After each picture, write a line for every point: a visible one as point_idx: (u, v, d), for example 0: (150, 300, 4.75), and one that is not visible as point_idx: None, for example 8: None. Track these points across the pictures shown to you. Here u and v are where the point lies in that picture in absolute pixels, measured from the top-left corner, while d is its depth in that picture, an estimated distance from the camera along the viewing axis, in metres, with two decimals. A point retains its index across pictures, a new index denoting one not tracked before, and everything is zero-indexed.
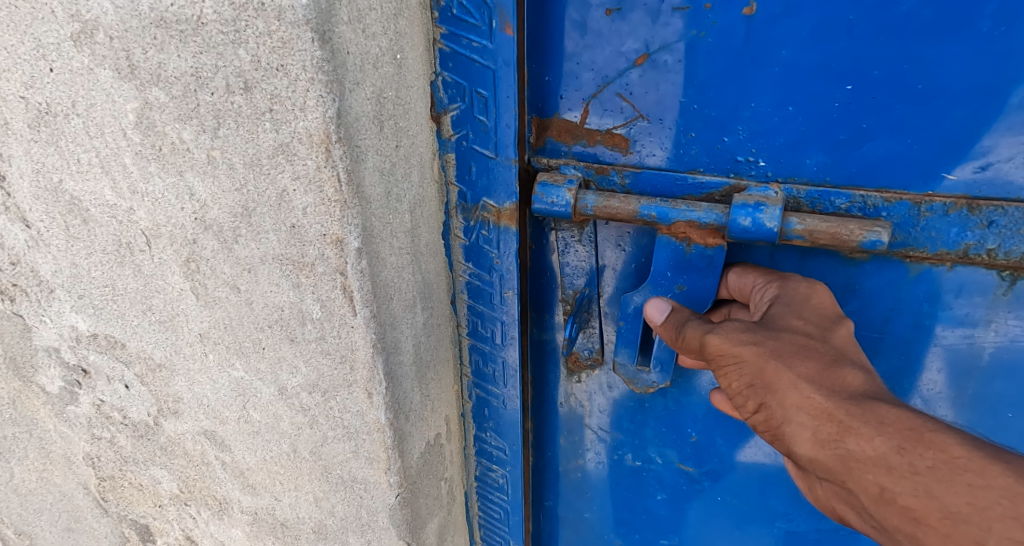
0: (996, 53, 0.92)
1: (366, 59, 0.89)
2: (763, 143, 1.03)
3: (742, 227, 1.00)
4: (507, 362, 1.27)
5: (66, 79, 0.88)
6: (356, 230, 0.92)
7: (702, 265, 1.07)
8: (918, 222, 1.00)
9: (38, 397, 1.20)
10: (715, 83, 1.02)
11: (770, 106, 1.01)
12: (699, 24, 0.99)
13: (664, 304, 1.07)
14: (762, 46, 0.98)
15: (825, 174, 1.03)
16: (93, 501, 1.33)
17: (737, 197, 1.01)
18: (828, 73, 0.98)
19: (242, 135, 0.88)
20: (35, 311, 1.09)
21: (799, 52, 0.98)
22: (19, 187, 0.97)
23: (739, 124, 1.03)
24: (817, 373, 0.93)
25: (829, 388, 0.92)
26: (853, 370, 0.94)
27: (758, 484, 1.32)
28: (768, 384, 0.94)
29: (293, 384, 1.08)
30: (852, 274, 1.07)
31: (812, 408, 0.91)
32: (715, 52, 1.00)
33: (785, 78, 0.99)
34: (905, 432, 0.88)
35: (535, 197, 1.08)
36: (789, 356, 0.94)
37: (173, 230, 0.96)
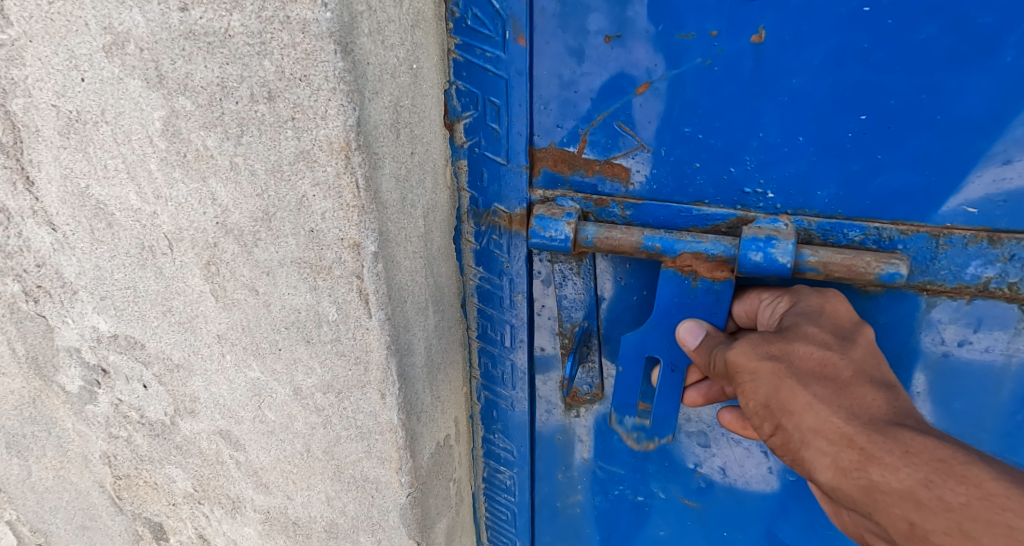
0: (1013, 82, 0.93)
1: (385, 70, 0.92)
2: (773, 174, 1.04)
3: (754, 261, 1.01)
4: (516, 365, 1.30)
5: (96, 88, 0.91)
6: (373, 234, 0.95)
7: (710, 300, 1.07)
8: (937, 254, 1.01)
9: (58, 396, 1.23)
10: (723, 113, 1.03)
11: (780, 137, 1.02)
12: (706, 52, 1.00)
13: (693, 326, 1.06)
14: (772, 74, 0.99)
15: (837, 206, 1.04)
16: (107, 500, 1.36)
17: (747, 232, 1.03)
18: (840, 103, 0.99)
19: (265, 143, 0.90)
20: (57, 312, 1.12)
21: (809, 81, 0.99)
22: (47, 191, 1.00)
23: (748, 155, 1.04)
24: (834, 394, 0.92)
25: (849, 411, 0.91)
26: (872, 390, 0.93)
27: (763, 517, 1.34)
28: (783, 404, 0.93)
29: (308, 385, 1.11)
30: (865, 306, 1.08)
31: (831, 433, 0.90)
32: (723, 81, 1.01)
33: (795, 108, 1.00)
34: (933, 463, 0.86)
35: (534, 232, 1.09)
36: (806, 376, 0.93)
37: (195, 233, 0.99)
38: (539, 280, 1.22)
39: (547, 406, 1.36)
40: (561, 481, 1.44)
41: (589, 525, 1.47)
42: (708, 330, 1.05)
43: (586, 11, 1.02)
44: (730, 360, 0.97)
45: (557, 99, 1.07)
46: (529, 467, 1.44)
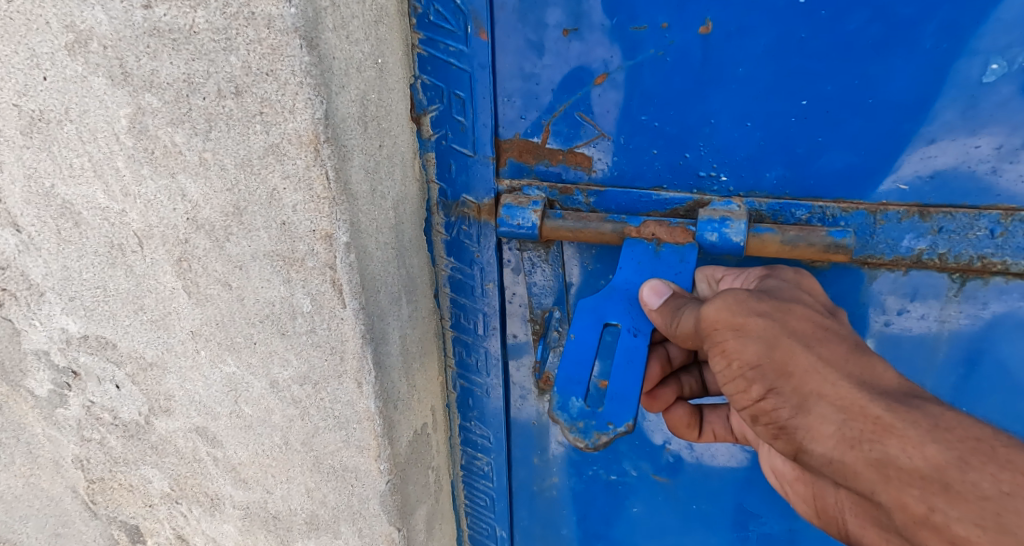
0: (941, 66, 0.96)
1: (351, 64, 0.92)
2: (724, 158, 1.07)
3: (709, 241, 1.04)
4: (490, 352, 1.32)
5: (59, 87, 0.90)
6: (345, 225, 0.95)
7: (675, 262, 1.05)
8: (875, 229, 1.05)
9: (27, 401, 1.21)
10: (673, 101, 1.05)
11: (729, 123, 1.04)
12: (656, 43, 1.02)
13: (658, 285, 1.01)
14: (719, 63, 1.01)
15: (784, 187, 1.06)
16: (81, 504, 1.35)
17: (703, 213, 1.06)
18: (783, 89, 1.01)
19: (234, 138, 0.90)
20: (24, 315, 1.11)
21: (754, 69, 1.01)
22: (10, 192, 0.99)
23: (700, 141, 1.06)
24: (839, 358, 0.89)
25: (857, 376, 0.88)
26: (879, 363, 0.90)
27: (731, 488, 1.38)
28: (782, 365, 0.90)
29: (284, 377, 1.11)
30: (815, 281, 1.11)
31: (838, 400, 0.87)
32: (673, 71, 1.03)
33: (741, 95, 1.03)
34: (969, 442, 0.82)
35: (501, 221, 1.11)
36: (805, 338, 0.90)
37: (165, 230, 0.99)
38: (508, 269, 1.24)
39: (521, 391, 1.37)
40: (538, 464, 1.46)
41: (566, 505, 1.49)
42: (675, 289, 1.01)
43: (543, 6, 1.03)
44: (713, 315, 0.93)
45: (520, 91, 1.09)
46: (506, 453, 1.46)
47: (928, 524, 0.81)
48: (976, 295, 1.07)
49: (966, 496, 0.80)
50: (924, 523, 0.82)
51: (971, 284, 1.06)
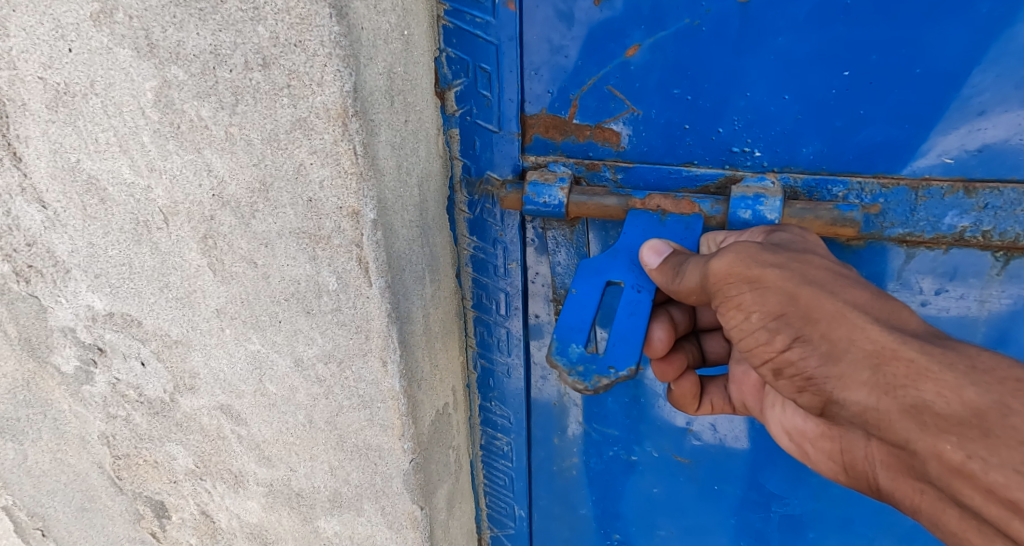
0: (993, 34, 0.93)
1: (378, 34, 0.90)
2: (759, 133, 1.04)
3: (742, 219, 1.02)
4: (511, 332, 1.31)
5: (85, 59, 0.90)
6: (372, 202, 0.94)
7: (680, 231, 1.04)
8: (916, 206, 1.02)
9: (54, 377, 1.22)
10: (709, 73, 1.02)
11: (767, 96, 1.02)
12: (693, 12, 0.99)
13: (660, 246, 1.01)
14: (759, 33, 0.99)
15: (821, 162, 1.04)
16: (107, 480, 1.36)
17: (736, 189, 1.03)
18: (824, 60, 0.98)
19: (260, 111, 0.89)
20: (50, 291, 1.11)
21: (795, 40, 0.98)
22: (37, 167, 0.99)
23: (735, 115, 1.04)
24: (862, 302, 0.88)
25: (885, 321, 0.87)
26: (899, 308, 0.89)
27: (754, 470, 1.37)
28: (806, 314, 0.89)
29: (309, 355, 1.11)
30: (848, 260, 1.08)
31: (868, 345, 0.85)
32: (709, 42, 1.00)
33: (780, 66, 1.00)
34: (1009, 384, 0.79)
35: (528, 199, 1.08)
36: (826, 285, 0.89)
37: (191, 206, 0.98)
38: (532, 248, 1.22)
39: (543, 372, 1.36)
40: (557, 444, 1.45)
41: (586, 486, 1.49)
42: (677, 246, 1.01)
43: None
44: (726, 268, 0.92)
45: (547, 64, 1.07)
46: (526, 433, 1.45)
47: (964, 472, 0.79)
48: (1021, 273, 1.04)
49: (1007, 442, 0.77)
50: (959, 472, 0.79)
51: (1016, 263, 1.03)
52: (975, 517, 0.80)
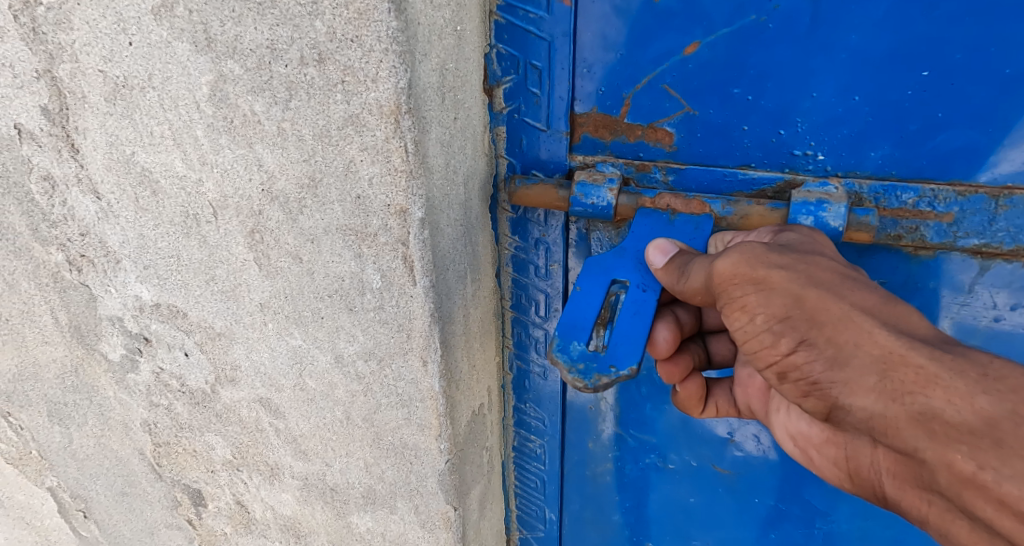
0: None
1: (433, 31, 0.90)
2: (825, 136, 1.01)
3: (803, 226, 0.98)
4: (550, 334, 1.29)
5: (144, 53, 0.91)
6: (420, 201, 0.93)
7: (689, 231, 1.02)
8: (995, 216, 0.97)
9: (100, 364, 1.24)
10: (774, 72, 0.99)
11: (835, 97, 0.98)
12: (762, 8, 0.96)
13: (667, 246, 0.98)
14: (831, 30, 0.95)
15: (890, 167, 1.00)
16: (147, 467, 1.38)
17: (797, 195, 0.99)
18: (900, 59, 0.95)
19: (314, 107, 0.89)
20: (100, 280, 1.12)
21: (870, 38, 0.95)
22: (92, 158, 1.00)
23: (799, 116, 1.01)
24: (869, 304, 0.85)
25: (892, 325, 0.85)
26: (903, 307, 0.86)
27: (797, 483, 1.34)
28: (812, 317, 0.86)
29: (350, 352, 1.11)
30: (914, 271, 1.05)
31: (875, 349, 0.83)
32: (777, 40, 0.97)
33: (852, 66, 0.96)
34: (1018, 392, 0.78)
35: (576, 199, 1.06)
36: (832, 287, 0.86)
37: (240, 201, 0.99)
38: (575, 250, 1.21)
39: None
40: (592, 448, 1.43)
41: (619, 492, 1.47)
42: (682, 245, 0.98)
43: None
44: (732, 268, 0.88)
45: (601, 61, 1.04)
46: (561, 435, 1.44)
47: (975, 483, 0.78)
48: None
49: (1019, 452, 0.76)
50: (971, 483, 0.78)
51: None
52: (984, 527, 0.79)
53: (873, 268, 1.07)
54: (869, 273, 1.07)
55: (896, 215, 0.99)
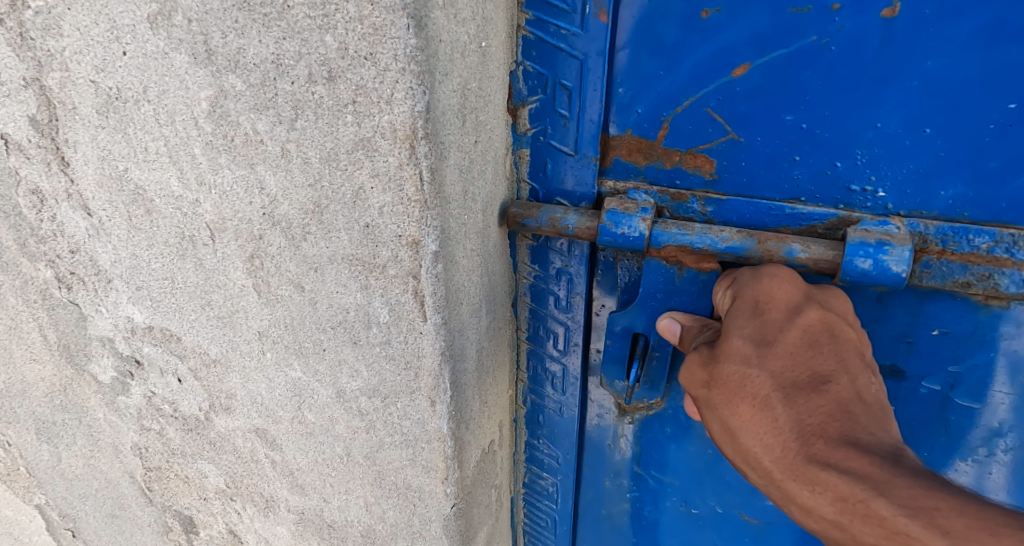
0: None
1: (456, 48, 0.83)
2: (886, 170, 0.93)
3: (861, 269, 0.90)
4: (568, 369, 1.21)
5: (139, 64, 0.84)
6: (434, 232, 0.86)
7: (694, 289, 1.02)
8: None
9: (90, 386, 1.17)
10: (834, 99, 0.91)
11: (902, 128, 0.90)
12: (823, 28, 0.88)
13: (671, 326, 1.01)
14: (901, 55, 0.87)
15: (962, 208, 0.91)
16: (137, 490, 1.30)
17: (855, 233, 0.91)
18: (980, 89, 0.86)
19: (321, 128, 0.82)
20: (91, 300, 1.06)
21: (946, 64, 0.86)
22: (84, 173, 0.94)
23: (859, 148, 0.93)
24: (749, 424, 0.89)
25: (764, 435, 0.88)
26: (777, 411, 0.88)
27: None
28: (723, 435, 0.93)
29: (352, 388, 1.03)
30: (981, 320, 0.96)
31: (758, 464, 0.90)
32: (840, 63, 0.89)
33: (923, 95, 0.88)
34: (839, 504, 0.82)
35: (605, 229, 0.97)
36: (730, 404, 0.91)
37: (239, 224, 0.92)
38: (598, 281, 1.13)
39: (599, 410, 1.27)
40: (609, 489, 1.35)
41: (636, 535, 1.38)
42: (684, 321, 1.01)
43: None
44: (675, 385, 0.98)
45: (640, 81, 0.97)
46: (578, 471, 1.35)
47: None
48: None
49: None
50: None
51: None
52: None
53: (931, 315, 0.98)
54: (929, 320, 0.98)
55: (966, 261, 0.92)
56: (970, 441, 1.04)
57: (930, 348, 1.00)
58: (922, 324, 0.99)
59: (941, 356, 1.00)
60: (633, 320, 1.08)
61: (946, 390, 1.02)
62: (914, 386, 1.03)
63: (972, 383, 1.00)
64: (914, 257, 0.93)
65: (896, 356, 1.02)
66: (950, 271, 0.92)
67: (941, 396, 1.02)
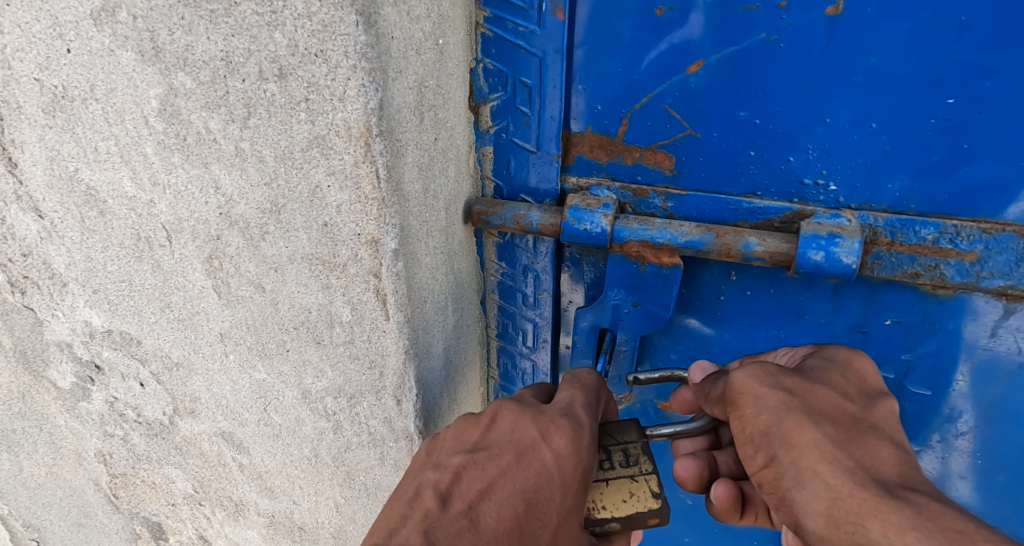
0: None
1: (410, 44, 0.82)
2: (837, 165, 0.93)
3: (813, 261, 0.90)
4: (537, 366, 1.20)
5: (84, 61, 0.82)
6: (393, 230, 0.86)
7: (658, 283, 1.02)
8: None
9: (49, 392, 1.14)
10: (783, 96, 0.91)
11: (850, 123, 0.91)
12: (771, 25, 0.88)
13: (708, 365, 1.01)
14: (846, 51, 0.87)
15: (909, 201, 0.92)
16: (103, 498, 1.28)
17: (806, 227, 0.92)
18: (922, 85, 0.87)
19: (275, 126, 0.81)
20: (47, 304, 1.03)
21: (890, 60, 0.87)
22: (32, 175, 0.91)
23: (809, 143, 0.93)
24: (840, 441, 0.84)
25: (854, 456, 0.83)
26: (876, 437, 0.85)
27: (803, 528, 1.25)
28: (786, 439, 0.85)
29: (317, 389, 1.02)
30: (931, 310, 0.97)
31: (830, 476, 0.82)
32: (789, 60, 0.89)
33: (870, 90, 0.89)
34: (949, 533, 0.75)
35: (567, 225, 0.98)
36: (816, 415, 0.86)
37: (196, 224, 0.91)
38: (566, 277, 1.12)
39: None
40: None
41: None
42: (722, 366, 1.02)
43: None
44: (733, 380, 0.90)
45: (596, 78, 0.96)
46: None
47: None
48: None
49: None
50: None
51: None
52: None
53: (884, 305, 0.99)
54: (882, 310, 0.99)
55: (914, 252, 0.93)
56: (926, 427, 1.06)
57: (884, 337, 1.01)
58: (875, 314, 1.00)
59: (894, 345, 1.01)
60: (600, 317, 1.07)
61: (900, 379, 1.03)
62: None
63: (924, 370, 1.02)
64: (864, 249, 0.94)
65: (852, 346, 1.03)
66: (900, 262, 0.94)
67: (896, 384, 1.04)
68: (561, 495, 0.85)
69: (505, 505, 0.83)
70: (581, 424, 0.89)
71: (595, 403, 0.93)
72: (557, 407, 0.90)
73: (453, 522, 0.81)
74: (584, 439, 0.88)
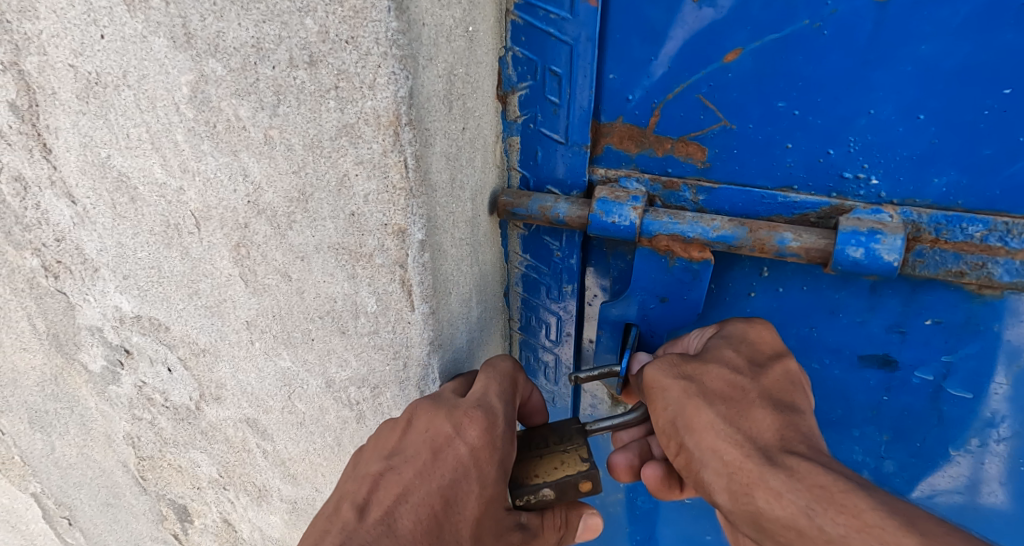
0: None
1: (440, 31, 0.81)
2: (879, 158, 0.91)
3: (852, 258, 0.89)
4: (560, 359, 1.20)
5: (117, 47, 0.83)
6: (420, 221, 0.85)
7: (687, 278, 1.01)
8: None
9: (80, 375, 1.16)
10: (826, 86, 0.90)
11: (895, 115, 0.89)
12: (815, 13, 0.86)
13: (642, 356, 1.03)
14: (894, 40, 0.85)
15: (956, 196, 0.90)
16: (131, 479, 1.30)
17: (846, 222, 0.90)
18: (973, 76, 0.85)
19: (304, 114, 0.81)
20: (79, 289, 1.05)
21: (939, 49, 0.85)
22: (65, 160, 0.92)
23: (852, 135, 0.91)
24: (733, 418, 0.86)
25: (744, 432, 0.85)
26: (761, 407, 0.87)
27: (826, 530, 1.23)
28: (689, 426, 0.87)
29: (341, 378, 1.03)
30: (976, 310, 0.95)
31: (726, 453, 0.84)
32: (834, 49, 0.88)
33: (918, 81, 0.86)
34: (814, 489, 0.78)
35: (595, 218, 0.97)
36: (712, 397, 0.88)
37: (224, 212, 0.91)
38: (591, 271, 1.11)
39: (592, 401, 1.25)
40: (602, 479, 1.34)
41: (630, 525, 1.37)
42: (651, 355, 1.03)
43: None
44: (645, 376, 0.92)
45: (628, 68, 0.95)
46: None
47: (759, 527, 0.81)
48: None
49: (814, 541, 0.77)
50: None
51: None
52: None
53: (924, 305, 0.97)
54: (922, 310, 0.97)
55: (960, 250, 0.90)
56: (964, 431, 1.04)
57: (923, 338, 0.99)
58: (915, 313, 0.98)
59: (934, 345, 0.99)
60: (626, 311, 1.06)
61: (939, 380, 1.01)
62: (906, 376, 1.02)
63: (966, 373, 0.99)
64: (907, 246, 0.92)
65: (889, 346, 1.01)
66: (944, 260, 0.91)
67: (934, 386, 1.02)
68: (478, 488, 0.87)
69: (421, 506, 0.86)
70: (496, 412, 0.90)
71: (511, 388, 0.94)
72: (472, 397, 0.91)
73: (371, 530, 0.83)
74: (498, 429, 0.89)
